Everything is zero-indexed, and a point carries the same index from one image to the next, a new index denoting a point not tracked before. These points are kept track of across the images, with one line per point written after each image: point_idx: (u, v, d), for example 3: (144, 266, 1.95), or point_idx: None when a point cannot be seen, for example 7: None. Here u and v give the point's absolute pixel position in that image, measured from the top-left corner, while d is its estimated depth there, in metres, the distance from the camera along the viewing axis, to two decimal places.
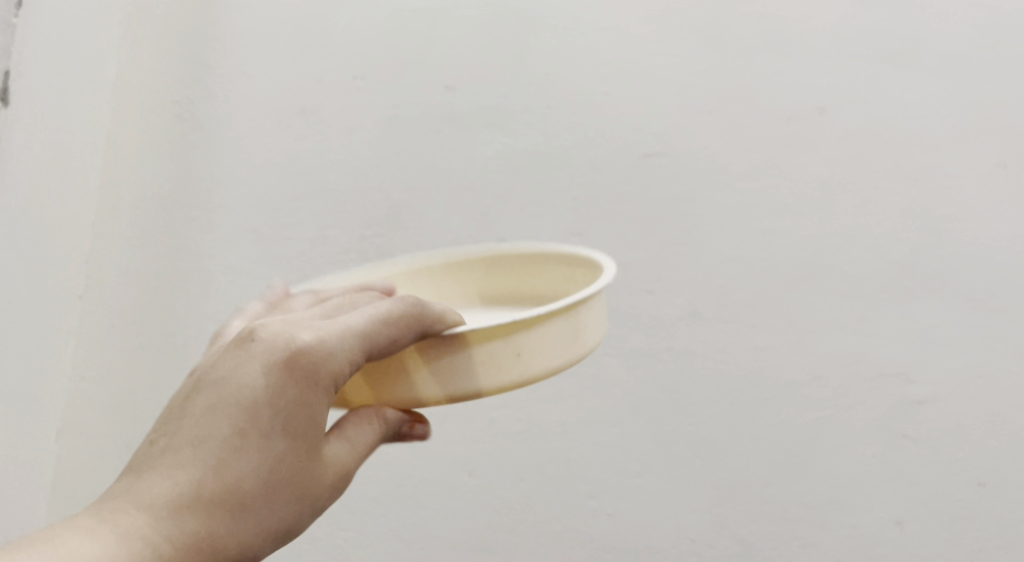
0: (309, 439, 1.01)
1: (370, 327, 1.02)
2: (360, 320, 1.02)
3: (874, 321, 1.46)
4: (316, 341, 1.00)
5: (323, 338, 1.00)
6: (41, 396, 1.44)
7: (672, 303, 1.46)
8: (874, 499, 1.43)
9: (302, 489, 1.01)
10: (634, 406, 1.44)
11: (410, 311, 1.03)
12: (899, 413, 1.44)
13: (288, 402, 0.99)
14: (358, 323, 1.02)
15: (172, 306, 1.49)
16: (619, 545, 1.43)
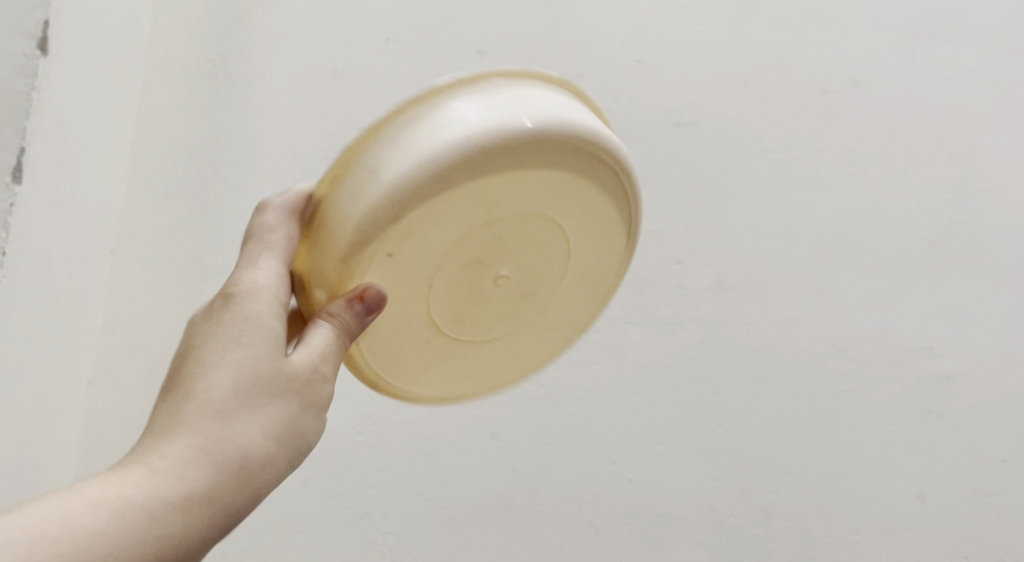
0: (268, 346, 1.02)
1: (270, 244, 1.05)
2: (250, 252, 1.05)
3: (902, 296, 1.46)
4: (235, 278, 1.05)
5: (242, 274, 1.05)
6: (72, 346, 1.46)
7: (699, 272, 1.46)
8: (897, 473, 1.43)
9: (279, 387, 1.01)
10: (659, 374, 1.45)
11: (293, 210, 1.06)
12: (924, 388, 1.44)
13: (232, 322, 1.02)
14: (252, 254, 1.05)
15: (204, 263, 1.51)
16: (639, 510, 1.43)
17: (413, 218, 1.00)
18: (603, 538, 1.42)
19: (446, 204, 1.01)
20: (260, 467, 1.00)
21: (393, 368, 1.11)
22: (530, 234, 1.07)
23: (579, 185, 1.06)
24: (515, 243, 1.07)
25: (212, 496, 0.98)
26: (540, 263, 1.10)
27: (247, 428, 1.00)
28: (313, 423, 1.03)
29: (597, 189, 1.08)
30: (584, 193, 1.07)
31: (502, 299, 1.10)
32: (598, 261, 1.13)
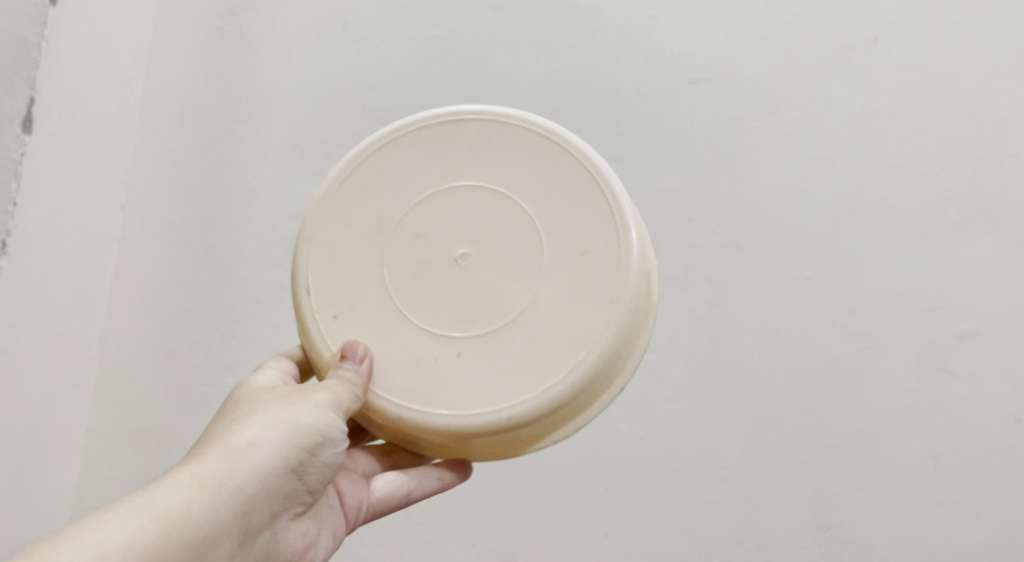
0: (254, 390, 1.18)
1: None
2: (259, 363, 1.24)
3: (918, 256, 1.44)
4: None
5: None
6: (84, 298, 1.48)
7: (713, 232, 1.47)
8: (911, 432, 1.42)
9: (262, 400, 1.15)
10: (671, 333, 1.45)
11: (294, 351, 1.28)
12: (940, 348, 1.43)
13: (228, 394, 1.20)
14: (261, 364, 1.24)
15: (214, 220, 1.54)
16: (649, 468, 1.43)
17: (333, 260, 1.18)
18: (613, 496, 1.43)
19: (354, 227, 1.18)
20: (251, 452, 1.10)
21: (422, 391, 1.15)
22: (460, 210, 1.17)
23: (468, 148, 1.19)
24: (450, 223, 1.17)
25: (209, 483, 1.08)
26: (500, 228, 1.16)
27: (241, 431, 1.12)
28: (300, 410, 1.13)
29: (493, 139, 1.19)
30: (486, 154, 1.18)
31: (484, 276, 1.16)
32: (569, 194, 1.17)
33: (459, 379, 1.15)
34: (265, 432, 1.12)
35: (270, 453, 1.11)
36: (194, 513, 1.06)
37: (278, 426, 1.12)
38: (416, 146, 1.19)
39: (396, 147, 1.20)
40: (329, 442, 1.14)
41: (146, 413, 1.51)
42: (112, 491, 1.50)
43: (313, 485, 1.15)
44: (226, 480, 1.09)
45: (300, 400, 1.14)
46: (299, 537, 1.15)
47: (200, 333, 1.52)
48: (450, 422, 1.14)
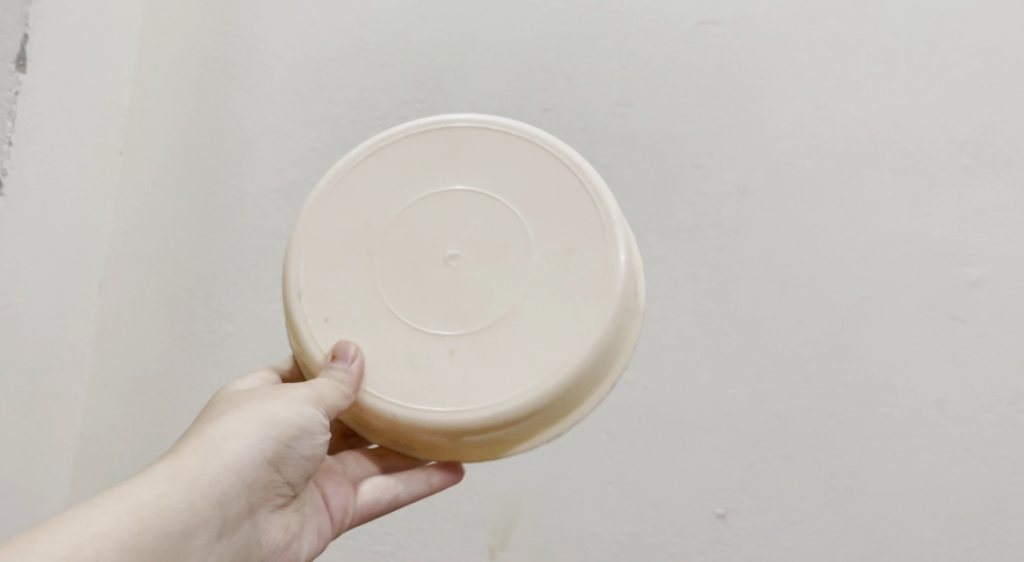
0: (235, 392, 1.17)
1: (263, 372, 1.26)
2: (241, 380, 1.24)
3: (930, 201, 1.43)
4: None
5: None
6: (83, 243, 1.48)
7: (722, 178, 1.46)
8: (919, 378, 1.41)
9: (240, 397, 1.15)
10: (676, 281, 1.45)
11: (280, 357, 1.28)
12: (950, 294, 1.42)
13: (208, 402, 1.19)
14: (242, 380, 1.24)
15: (215, 166, 1.54)
16: (654, 416, 1.43)
17: (326, 264, 1.16)
18: (617, 444, 1.43)
19: (347, 230, 1.17)
20: (227, 444, 1.09)
21: (413, 392, 1.13)
22: (452, 212, 1.16)
23: (459, 154, 1.18)
24: (442, 225, 1.15)
25: (186, 476, 1.06)
26: (493, 231, 1.15)
27: (217, 427, 1.11)
28: (277, 403, 1.13)
29: (483, 144, 1.18)
30: (478, 158, 1.17)
31: (476, 277, 1.14)
32: (558, 196, 1.16)
33: (449, 378, 1.12)
34: (241, 426, 1.11)
35: (247, 443, 1.10)
36: (170, 504, 1.05)
37: (255, 421, 1.11)
38: (408, 153, 1.18)
39: (390, 153, 1.19)
40: (307, 433, 1.13)
41: (145, 359, 1.51)
42: (112, 434, 1.49)
43: (292, 480, 1.13)
44: (203, 473, 1.07)
45: (277, 397, 1.13)
46: (280, 530, 1.13)
47: (199, 280, 1.52)
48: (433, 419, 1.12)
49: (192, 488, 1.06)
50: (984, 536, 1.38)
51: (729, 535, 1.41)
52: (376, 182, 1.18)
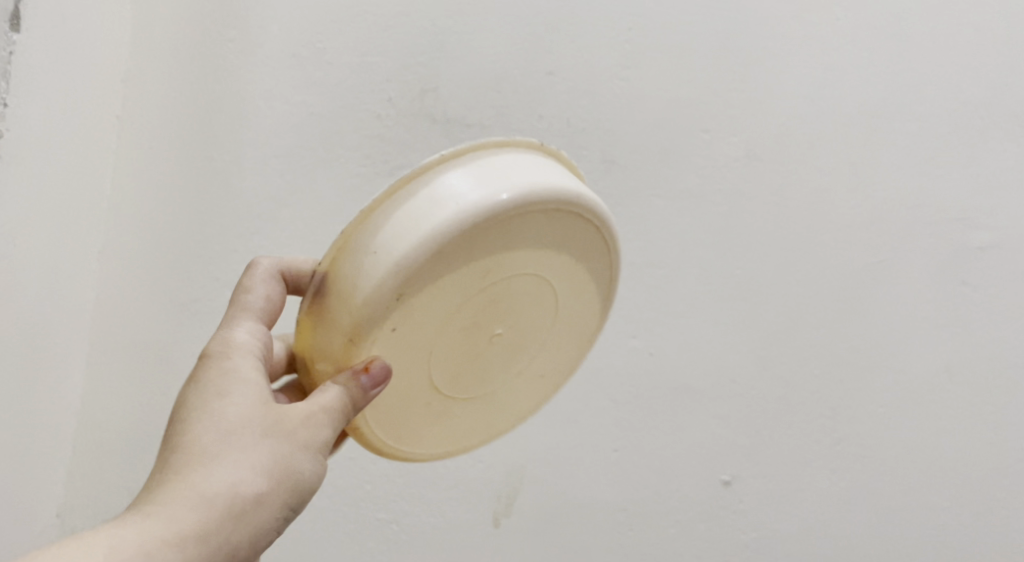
0: (254, 394, 1.06)
1: (253, 311, 1.13)
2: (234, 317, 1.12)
3: (942, 165, 1.41)
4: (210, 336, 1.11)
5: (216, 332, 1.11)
6: (79, 213, 1.48)
7: (729, 143, 1.44)
8: (927, 344, 1.40)
9: (267, 427, 1.05)
10: (683, 248, 1.43)
11: (269, 288, 1.15)
12: (959, 259, 1.40)
13: (215, 375, 1.07)
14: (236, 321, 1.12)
15: (213, 133, 1.52)
16: (660, 384, 1.42)
17: (395, 319, 1.07)
18: (622, 412, 1.42)
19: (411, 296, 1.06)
20: (244, 503, 1.03)
21: (393, 422, 1.14)
22: (515, 294, 1.12)
23: (547, 235, 1.10)
24: (499, 309, 1.12)
25: (200, 535, 1.01)
26: (534, 316, 1.15)
27: (234, 472, 1.03)
28: (305, 458, 1.06)
29: (570, 233, 1.11)
30: (559, 244, 1.11)
31: (507, 351, 1.15)
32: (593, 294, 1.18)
33: (428, 410, 1.15)
34: (260, 478, 1.04)
35: (269, 505, 1.04)
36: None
37: (273, 470, 1.05)
38: (509, 225, 1.07)
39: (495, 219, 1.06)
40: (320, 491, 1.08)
41: (146, 326, 1.51)
42: (114, 401, 1.51)
43: None
44: (218, 532, 1.02)
45: (297, 436, 1.06)
46: None
47: (199, 248, 1.51)
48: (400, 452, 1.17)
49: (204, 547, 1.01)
50: (989, 502, 1.38)
51: (734, 502, 1.40)
52: (472, 248, 1.07)
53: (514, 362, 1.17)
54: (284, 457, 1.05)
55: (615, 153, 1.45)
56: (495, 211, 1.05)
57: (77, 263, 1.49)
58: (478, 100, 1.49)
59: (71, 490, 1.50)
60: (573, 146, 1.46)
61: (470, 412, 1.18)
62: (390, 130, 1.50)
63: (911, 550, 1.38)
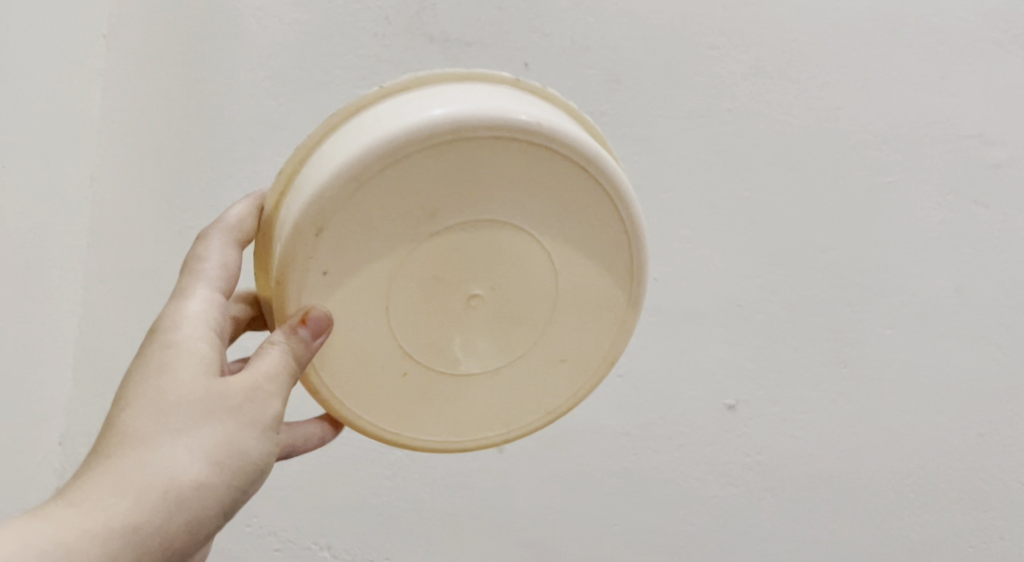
0: (195, 371, 0.99)
1: (205, 277, 1.06)
2: (187, 285, 1.06)
3: (956, 80, 1.38)
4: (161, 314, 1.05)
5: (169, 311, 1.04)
6: (69, 134, 1.45)
7: (737, 60, 1.39)
8: (937, 263, 1.37)
9: (205, 409, 0.98)
10: (690, 169, 1.39)
11: (226, 249, 1.06)
12: (972, 177, 1.37)
13: (158, 353, 1.00)
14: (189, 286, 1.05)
15: (200, 52, 1.48)
16: (665, 309, 1.39)
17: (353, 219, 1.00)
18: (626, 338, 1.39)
19: (358, 211, 1.01)
20: (178, 488, 0.96)
21: (371, 395, 1.07)
22: (489, 249, 1.04)
23: (541, 183, 1.03)
24: (470, 256, 1.04)
25: (134, 524, 0.94)
26: (517, 298, 1.06)
27: (173, 454, 0.96)
28: (250, 437, 0.99)
29: (573, 193, 1.04)
30: (552, 201, 1.04)
31: (480, 323, 1.06)
32: (597, 281, 1.07)
33: (411, 388, 1.08)
34: (201, 459, 0.97)
35: (210, 493, 0.97)
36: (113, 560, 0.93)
37: (216, 452, 0.97)
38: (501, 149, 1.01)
39: (468, 141, 1.01)
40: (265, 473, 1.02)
41: (144, 255, 1.49)
42: (114, 331, 1.49)
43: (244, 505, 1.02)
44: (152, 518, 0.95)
45: (246, 414, 0.99)
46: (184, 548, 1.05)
47: (196, 173, 1.48)
48: (382, 431, 1.09)
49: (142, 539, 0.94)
50: (996, 424, 1.37)
51: (739, 426, 1.38)
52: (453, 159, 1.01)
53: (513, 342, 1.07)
54: (230, 438, 0.98)
55: (619, 71, 1.41)
56: (468, 128, 1.00)
57: (68, 185, 1.45)
58: (478, 17, 1.44)
59: (71, 419, 1.48)
60: (577, 65, 1.41)
61: (463, 396, 1.09)
62: (387, 50, 1.45)
63: (917, 472, 1.37)
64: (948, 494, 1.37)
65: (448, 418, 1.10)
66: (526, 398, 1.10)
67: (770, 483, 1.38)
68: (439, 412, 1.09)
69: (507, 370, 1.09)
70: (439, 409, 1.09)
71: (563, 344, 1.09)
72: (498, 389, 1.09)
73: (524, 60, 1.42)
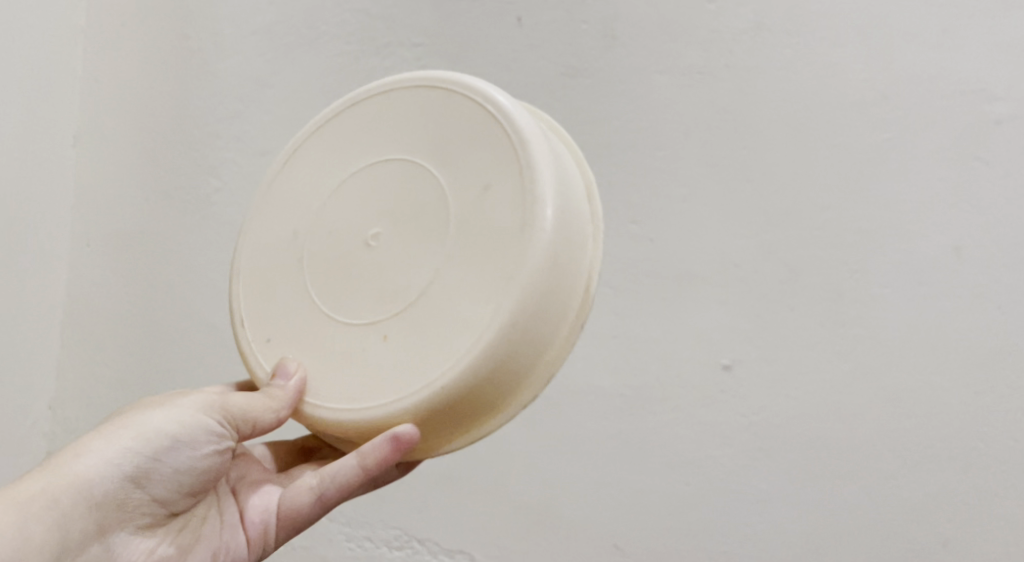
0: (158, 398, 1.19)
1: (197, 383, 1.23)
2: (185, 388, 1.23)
3: (959, 34, 1.34)
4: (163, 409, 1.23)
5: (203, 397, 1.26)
6: (56, 95, 1.45)
7: (736, 15, 1.37)
8: (934, 221, 1.34)
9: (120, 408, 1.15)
10: (686, 128, 1.38)
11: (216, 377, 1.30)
12: (974, 133, 1.33)
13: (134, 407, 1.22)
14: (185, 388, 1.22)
15: (185, 11, 1.45)
16: (662, 268, 1.39)
17: (277, 201, 1.19)
18: (620, 298, 1.41)
19: (287, 201, 1.19)
20: (79, 456, 1.10)
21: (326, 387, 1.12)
22: (393, 191, 1.13)
23: (414, 117, 1.15)
24: (375, 201, 1.14)
25: (38, 491, 1.08)
26: (428, 233, 1.11)
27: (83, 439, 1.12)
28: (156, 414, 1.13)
29: (449, 113, 1.14)
30: (439, 130, 1.14)
31: (391, 263, 1.12)
32: (501, 196, 1.10)
33: (361, 367, 1.11)
34: (101, 436, 1.11)
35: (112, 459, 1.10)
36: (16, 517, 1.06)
37: (119, 432, 1.12)
38: (385, 98, 1.17)
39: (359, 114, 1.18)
40: (187, 446, 1.13)
41: (129, 216, 1.46)
42: (97, 293, 1.47)
43: (169, 487, 1.13)
44: (53, 484, 1.09)
45: (161, 400, 1.14)
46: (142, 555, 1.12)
47: (178, 132, 1.45)
48: (331, 413, 1.11)
49: (45, 500, 1.08)
50: (997, 384, 1.32)
51: (733, 386, 1.37)
52: (353, 122, 1.18)
53: (434, 287, 1.10)
54: (135, 418, 1.13)
55: (615, 28, 1.40)
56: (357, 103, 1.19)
57: (53, 144, 1.45)
58: None
59: (63, 379, 1.48)
60: (573, 22, 1.41)
61: (405, 356, 1.09)
62: (378, 6, 1.42)
63: (913, 434, 1.34)
64: (943, 453, 1.33)
65: (394, 386, 1.09)
66: (460, 337, 1.08)
67: (766, 444, 1.36)
68: (381, 383, 1.09)
69: (438, 312, 1.09)
70: (385, 379, 1.09)
71: (483, 263, 1.08)
72: (427, 345, 1.09)
73: (519, 15, 1.42)
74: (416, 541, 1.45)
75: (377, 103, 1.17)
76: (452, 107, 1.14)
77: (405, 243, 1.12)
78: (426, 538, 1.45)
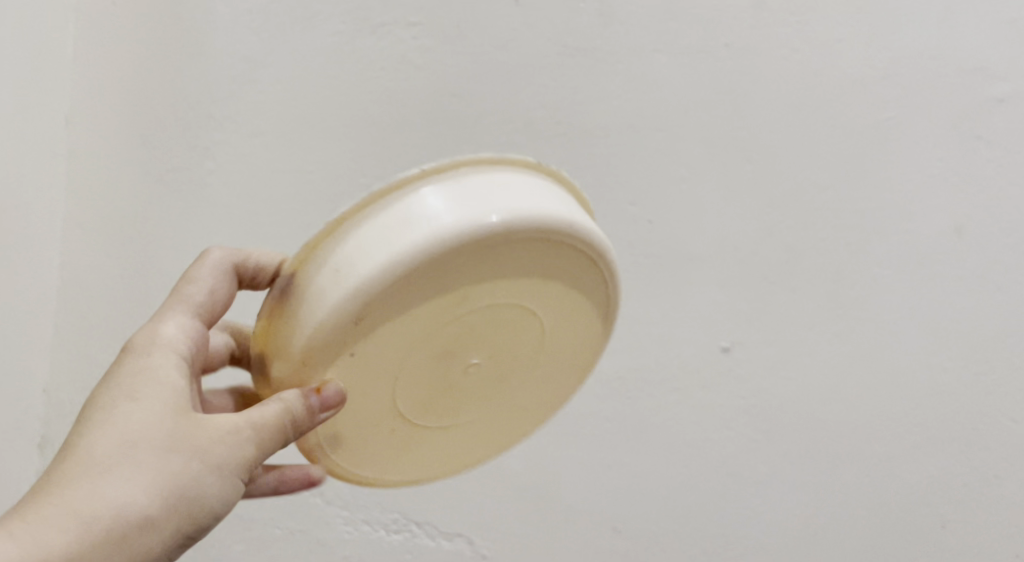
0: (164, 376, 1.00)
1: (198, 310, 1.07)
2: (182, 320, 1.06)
3: (960, 12, 1.33)
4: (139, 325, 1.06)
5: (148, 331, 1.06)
6: (45, 75, 1.43)
7: None
8: (935, 201, 1.33)
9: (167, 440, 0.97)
10: (685, 107, 1.35)
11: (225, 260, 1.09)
12: (975, 112, 1.33)
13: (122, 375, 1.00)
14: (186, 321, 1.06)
15: None
16: (661, 249, 1.36)
17: (367, 303, 0.99)
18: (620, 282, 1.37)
19: (380, 305, 1.00)
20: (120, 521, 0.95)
21: (336, 437, 1.08)
22: (493, 330, 1.06)
23: (548, 274, 1.05)
24: (477, 335, 1.06)
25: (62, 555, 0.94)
26: (502, 360, 1.09)
27: (122, 489, 0.96)
28: (209, 480, 0.98)
29: (567, 280, 1.07)
30: (557, 293, 1.07)
31: (467, 386, 1.09)
32: (566, 343, 1.11)
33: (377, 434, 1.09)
34: (146, 502, 0.96)
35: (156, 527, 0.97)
36: None
37: (163, 498, 0.96)
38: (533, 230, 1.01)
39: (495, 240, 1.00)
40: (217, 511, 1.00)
41: (124, 197, 1.45)
42: (92, 274, 1.46)
43: None
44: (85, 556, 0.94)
45: (205, 463, 0.98)
46: None
47: (169, 113, 1.43)
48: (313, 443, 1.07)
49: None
50: (995, 362, 1.34)
51: (734, 368, 1.36)
52: (483, 247, 1.01)
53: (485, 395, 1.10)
54: (184, 482, 0.97)
55: (613, 6, 1.36)
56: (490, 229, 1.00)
57: (42, 126, 1.43)
58: None
59: (55, 362, 1.46)
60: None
61: (422, 433, 1.11)
62: None
63: (913, 413, 1.35)
64: (943, 435, 1.35)
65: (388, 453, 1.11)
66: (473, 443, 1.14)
67: (765, 425, 1.36)
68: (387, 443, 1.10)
69: (474, 416, 1.12)
70: (390, 447, 1.11)
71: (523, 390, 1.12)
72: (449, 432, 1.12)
73: None
74: (413, 524, 1.41)
75: (522, 240, 1.02)
76: (577, 268, 1.06)
77: (479, 362, 1.08)
78: (425, 520, 1.41)
